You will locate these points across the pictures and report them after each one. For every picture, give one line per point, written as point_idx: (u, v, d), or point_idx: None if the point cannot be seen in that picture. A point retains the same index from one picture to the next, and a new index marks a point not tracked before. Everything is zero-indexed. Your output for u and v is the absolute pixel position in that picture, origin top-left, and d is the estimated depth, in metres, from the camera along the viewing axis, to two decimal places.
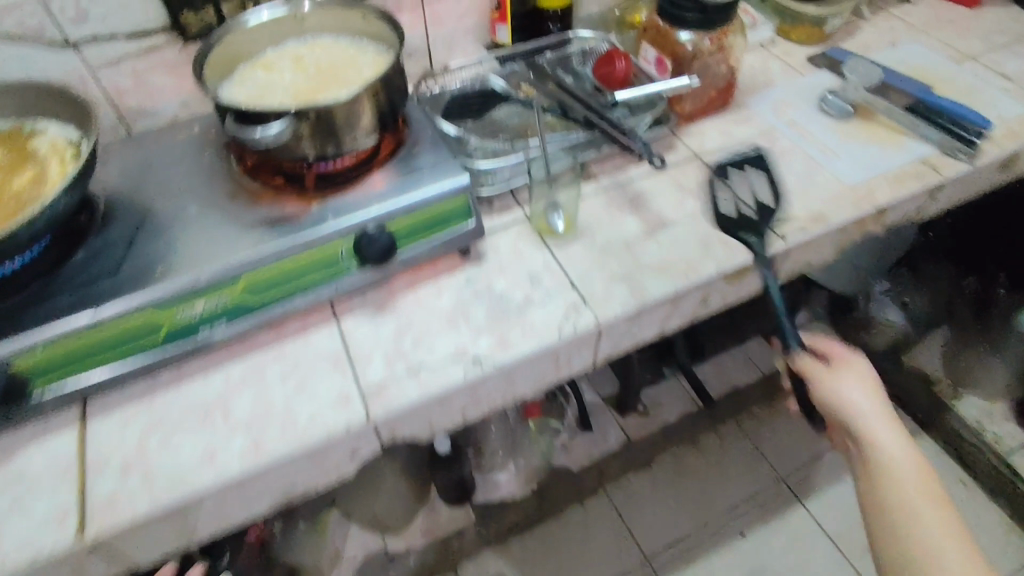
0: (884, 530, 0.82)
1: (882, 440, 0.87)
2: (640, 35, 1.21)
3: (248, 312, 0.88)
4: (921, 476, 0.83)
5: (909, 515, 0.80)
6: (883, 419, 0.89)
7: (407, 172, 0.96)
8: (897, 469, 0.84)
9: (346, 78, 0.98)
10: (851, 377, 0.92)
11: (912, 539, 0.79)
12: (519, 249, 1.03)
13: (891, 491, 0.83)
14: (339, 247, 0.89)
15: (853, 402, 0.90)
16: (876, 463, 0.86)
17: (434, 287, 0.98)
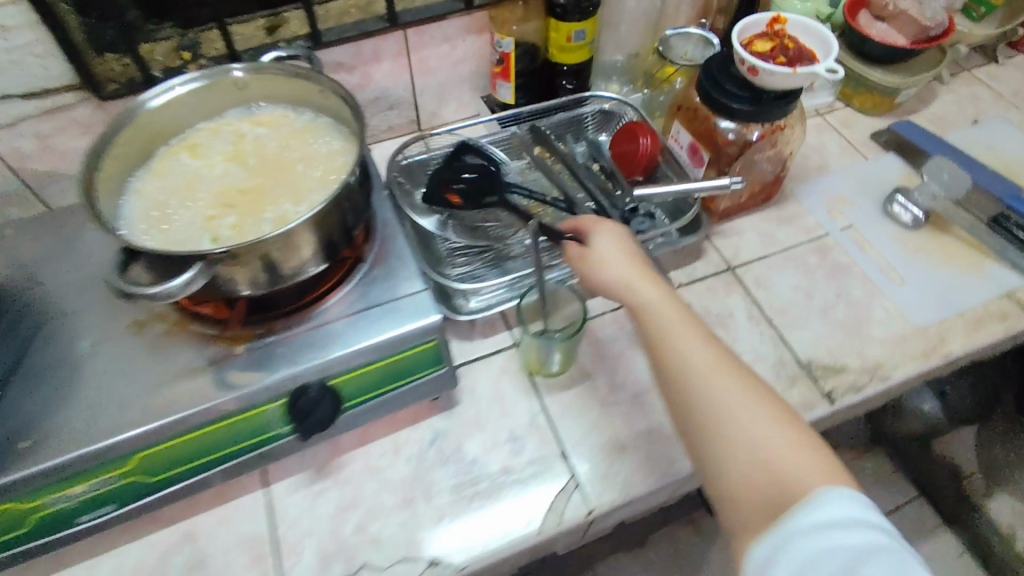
0: (700, 455, 0.62)
1: (677, 338, 0.66)
2: (673, 112, 0.98)
3: (145, 492, 0.70)
4: (707, 359, 0.64)
5: (723, 416, 0.61)
6: (670, 311, 0.68)
7: (365, 306, 0.77)
8: (675, 354, 0.65)
9: (295, 179, 0.77)
10: (608, 259, 0.74)
11: (727, 430, 0.60)
12: (502, 392, 0.84)
13: (716, 432, 0.61)
14: (266, 411, 0.71)
15: (630, 286, 0.71)
16: (670, 361, 0.65)
17: (391, 442, 0.80)
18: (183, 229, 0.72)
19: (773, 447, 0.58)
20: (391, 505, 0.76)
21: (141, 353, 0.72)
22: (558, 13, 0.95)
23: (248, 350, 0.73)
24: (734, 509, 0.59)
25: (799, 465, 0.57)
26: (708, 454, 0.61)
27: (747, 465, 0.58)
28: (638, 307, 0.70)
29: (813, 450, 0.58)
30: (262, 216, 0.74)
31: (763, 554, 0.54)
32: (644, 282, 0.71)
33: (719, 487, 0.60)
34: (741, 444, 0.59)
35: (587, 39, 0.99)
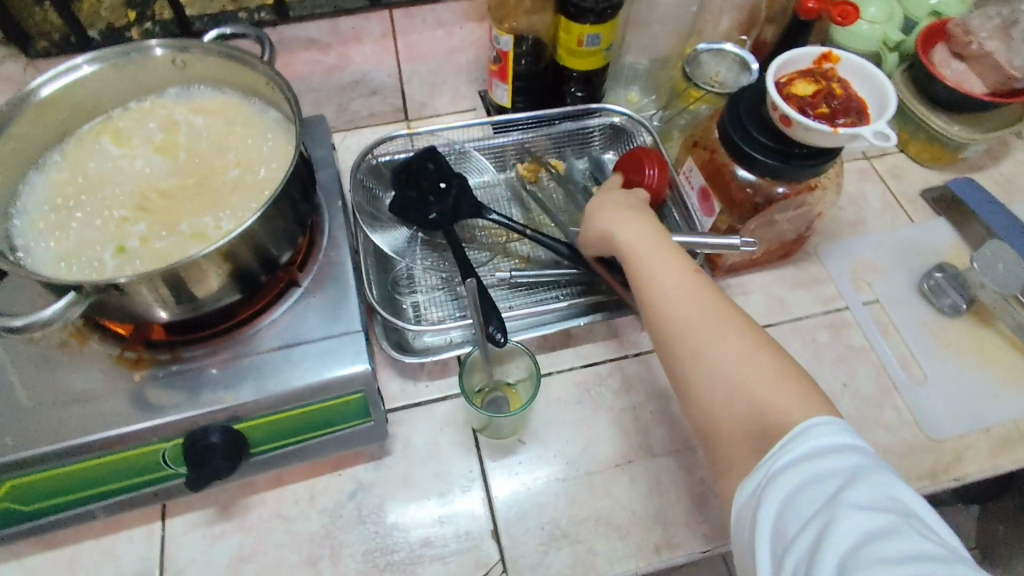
0: (669, 353, 0.59)
1: (650, 261, 0.64)
2: (688, 147, 0.84)
3: (21, 518, 0.62)
4: (671, 274, 0.62)
5: (694, 338, 0.57)
6: (648, 241, 0.67)
7: (288, 343, 0.66)
8: (654, 278, 0.63)
9: (225, 184, 0.67)
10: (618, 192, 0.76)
11: (696, 349, 0.57)
12: (440, 448, 0.73)
13: (667, 292, 0.61)
14: (156, 449, 0.62)
15: (617, 239, 0.69)
16: (641, 274, 0.64)
17: (306, 488, 0.70)
18: (87, 232, 0.63)
19: (751, 376, 0.53)
20: (292, 564, 0.66)
21: (30, 362, 0.64)
22: (572, 12, 0.81)
23: (144, 381, 0.63)
24: (720, 439, 0.54)
25: (759, 379, 0.53)
26: (688, 385, 0.57)
27: (728, 394, 0.54)
28: (618, 245, 0.68)
29: (788, 381, 0.53)
30: (179, 227, 0.64)
31: (751, 488, 0.48)
32: (630, 227, 0.68)
33: (687, 384, 0.57)
34: (718, 357, 0.55)
35: (603, 44, 0.84)
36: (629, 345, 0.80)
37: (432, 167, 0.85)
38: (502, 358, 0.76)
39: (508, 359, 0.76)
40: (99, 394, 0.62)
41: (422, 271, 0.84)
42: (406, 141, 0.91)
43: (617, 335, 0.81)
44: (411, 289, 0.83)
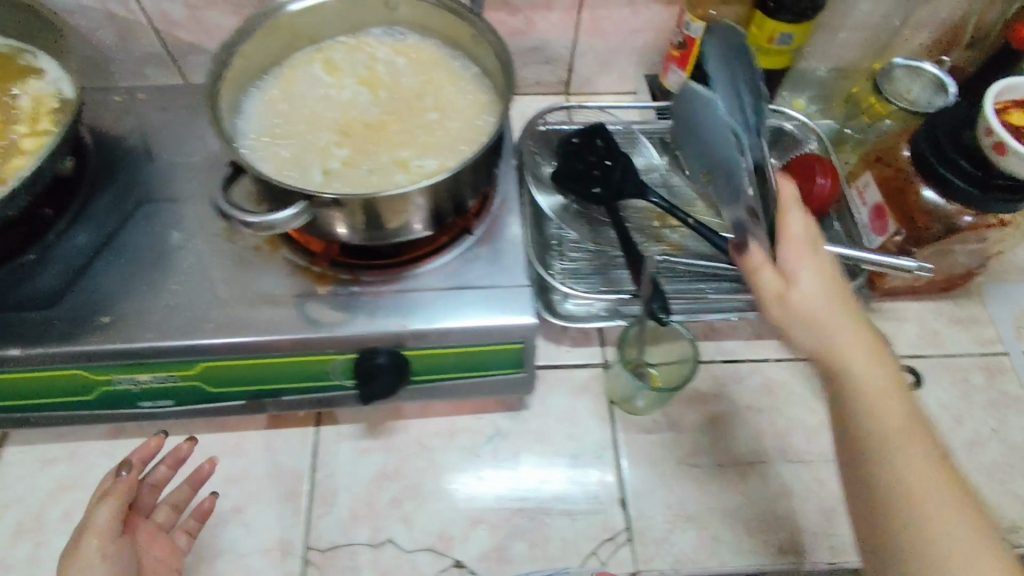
0: (853, 459, 0.50)
1: (833, 339, 0.51)
2: (867, 162, 0.82)
3: (201, 398, 0.67)
4: (832, 313, 0.51)
5: (880, 433, 0.49)
6: (833, 286, 0.52)
7: (461, 284, 0.68)
8: (802, 326, 0.51)
9: (425, 126, 0.69)
10: (792, 237, 0.53)
11: (876, 476, 0.49)
12: (576, 412, 0.75)
13: (853, 364, 0.50)
14: (332, 361, 0.66)
15: (822, 331, 0.51)
16: (804, 321, 0.51)
17: (449, 422, 0.74)
18: (295, 150, 0.66)
19: (905, 481, 0.48)
20: (431, 491, 0.70)
21: (224, 259, 0.68)
22: (769, 7, 0.79)
23: (326, 295, 0.66)
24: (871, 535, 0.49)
25: (916, 474, 0.48)
26: (887, 536, 0.47)
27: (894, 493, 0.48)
28: (798, 276, 0.52)
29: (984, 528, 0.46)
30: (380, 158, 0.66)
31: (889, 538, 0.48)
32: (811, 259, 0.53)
33: (866, 497, 0.49)
34: (893, 445, 0.49)
35: (792, 44, 0.82)
36: (770, 348, 0.81)
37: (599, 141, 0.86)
38: (658, 339, 0.77)
39: (665, 343, 0.77)
40: (287, 299, 0.66)
41: (571, 240, 0.86)
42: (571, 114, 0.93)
43: (758, 337, 0.82)
44: (560, 256, 0.84)
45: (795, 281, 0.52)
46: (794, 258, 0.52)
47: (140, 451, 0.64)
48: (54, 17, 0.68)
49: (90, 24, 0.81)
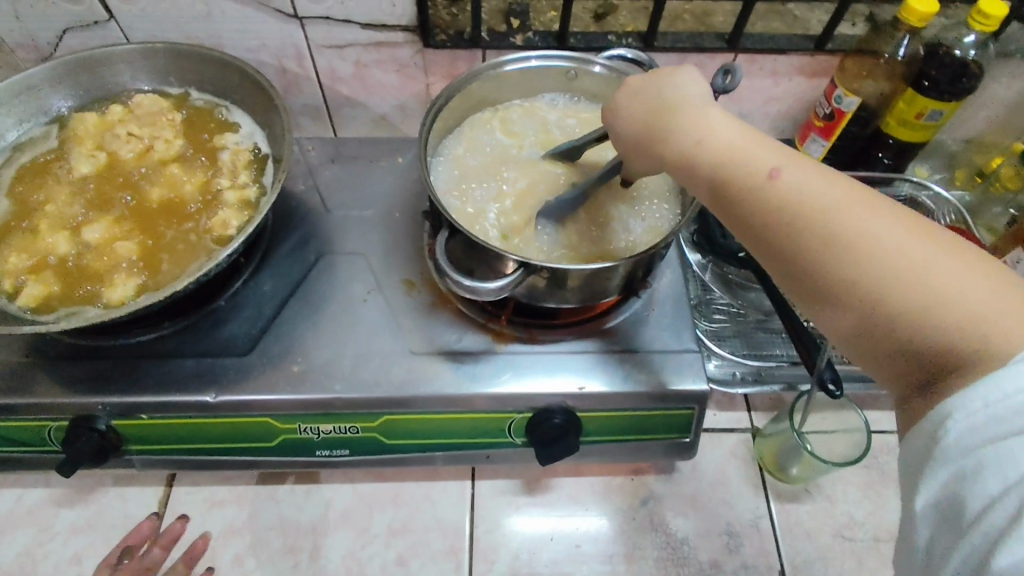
0: (819, 305, 0.44)
1: (718, 140, 0.49)
2: (1018, 240, 0.82)
3: (376, 449, 0.69)
4: (753, 143, 0.48)
5: (813, 216, 0.44)
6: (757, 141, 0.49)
7: (631, 348, 0.70)
8: (751, 199, 0.46)
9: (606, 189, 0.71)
10: (675, 81, 0.54)
11: (849, 279, 0.42)
12: (728, 478, 0.76)
13: (763, 194, 0.46)
14: (508, 419, 0.67)
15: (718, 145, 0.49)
16: (687, 139, 0.50)
17: (603, 482, 0.75)
18: (482, 207, 0.70)
19: (953, 282, 0.39)
20: (590, 554, 0.71)
21: (405, 312, 0.71)
22: (924, 84, 0.80)
23: (504, 352, 0.68)
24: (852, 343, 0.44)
25: (970, 286, 0.39)
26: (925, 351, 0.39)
27: (897, 293, 0.40)
28: (683, 121, 0.51)
29: (964, 258, 0.40)
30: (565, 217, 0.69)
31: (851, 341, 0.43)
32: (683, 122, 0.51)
33: (874, 332, 0.41)
34: (894, 261, 0.40)
35: (940, 121, 0.83)
36: None
37: None
38: (820, 406, 0.77)
39: (825, 411, 0.77)
40: (469, 356, 0.68)
41: (713, 301, 0.85)
42: None
43: None
44: (704, 316, 0.83)
45: (692, 123, 0.50)
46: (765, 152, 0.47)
47: (134, 536, 0.63)
48: (275, 92, 0.70)
49: None
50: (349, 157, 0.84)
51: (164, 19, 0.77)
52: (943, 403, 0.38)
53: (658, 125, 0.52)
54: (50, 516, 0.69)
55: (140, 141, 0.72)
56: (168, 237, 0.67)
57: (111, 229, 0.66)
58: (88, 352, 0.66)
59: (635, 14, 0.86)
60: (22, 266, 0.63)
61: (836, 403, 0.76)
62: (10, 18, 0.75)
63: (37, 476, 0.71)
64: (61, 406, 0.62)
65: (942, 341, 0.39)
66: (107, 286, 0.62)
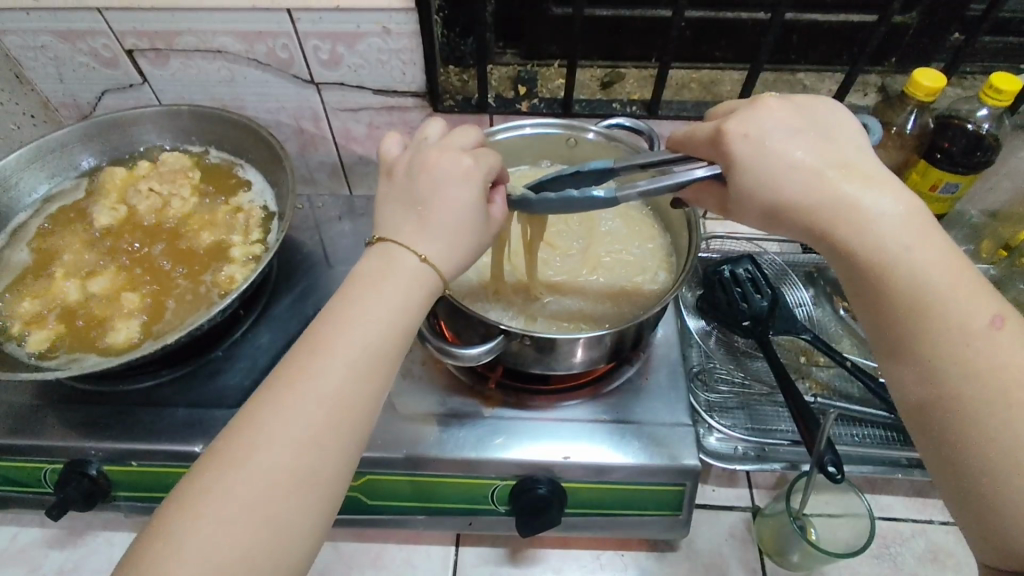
0: (934, 438, 0.42)
1: (913, 252, 0.43)
2: None
3: (360, 508, 0.68)
4: (951, 274, 0.43)
5: (986, 370, 0.40)
6: (957, 268, 0.43)
7: (622, 418, 0.68)
8: (950, 330, 0.41)
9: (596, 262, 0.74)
10: (871, 162, 0.47)
11: (992, 453, 0.39)
12: (725, 561, 0.72)
13: (948, 332, 0.41)
14: (490, 486, 0.66)
15: (913, 253, 0.43)
16: (869, 233, 0.44)
17: (591, 556, 0.72)
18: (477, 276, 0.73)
19: None
20: None
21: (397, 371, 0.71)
22: (935, 156, 0.79)
23: (492, 416, 0.67)
24: (957, 490, 0.41)
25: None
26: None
27: None
28: (874, 209, 0.44)
29: None
30: (558, 289, 0.71)
31: (958, 490, 0.41)
32: (876, 205, 0.44)
33: (995, 509, 0.39)
34: None
35: (956, 194, 0.81)
36: (933, 509, 0.75)
37: (750, 273, 0.84)
38: (822, 487, 0.72)
39: (828, 494, 0.73)
40: (456, 418, 0.67)
41: (715, 370, 0.81)
42: (716, 243, 0.94)
43: (918, 494, 0.76)
44: (705, 386, 0.80)
45: (880, 217, 0.44)
46: (960, 284, 0.42)
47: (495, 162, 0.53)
48: (281, 150, 0.74)
49: (280, 137, 0.90)
50: (358, 213, 0.87)
51: (193, 84, 0.82)
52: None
53: (830, 198, 0.45)
54: (39, 555, 0.71)
55: (159, 196, 0.77)
56: (173, 287, 0.70)
57: (119, 281, 0.70)
58: (87, 398, 0.68)
59: (641, 82, 0.87)
60: (32, 311, 0.66)
61: (846, 488, 0.71)
62: (55, 79, 0.82)
63: (32, 515, 0.73)
64: (56, 448, 0.65)
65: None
66: (108, 333, 0.65)
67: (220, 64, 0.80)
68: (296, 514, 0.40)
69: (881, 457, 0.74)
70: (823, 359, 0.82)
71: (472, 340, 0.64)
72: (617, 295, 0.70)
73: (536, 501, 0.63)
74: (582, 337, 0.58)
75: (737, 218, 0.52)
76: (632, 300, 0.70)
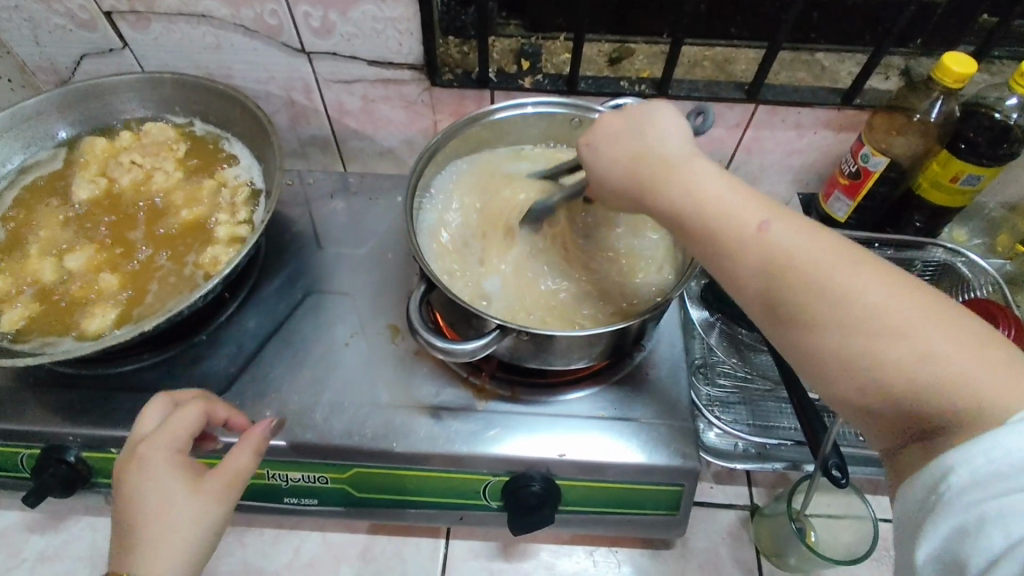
0: (799, 354, 0.45)
1: (694, 194, 0.48)
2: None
3: (347, 501, 0.66)
4: (722, 196, 0.47)
5: (797, 271, 0.44)
6: (731, 191, 0.48)
7: (620, 415, 0.65)
8: (750, 256, 0.45)
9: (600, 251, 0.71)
10: (660, 131, 0.52)
11: (834, 339, 0.42)
12: (721, 560, 0.70)
13: (752, 255, 0.45)
14: (482, 482, 0.64)
15: (697, 197, 0.48)
16: (675, 197, 0.49)
17: (584, 551, 0.71)
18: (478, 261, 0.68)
19: (939, 341, 0.40)
20: None
21: (389, 360, 0.68)
22: (959, 146, 0.75)
23: (485, 410, 0.65)
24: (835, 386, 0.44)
25: (945, 343, 0.40)
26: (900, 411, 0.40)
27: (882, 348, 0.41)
28: (673, 171, 0.49)
29: (953, 316, 0.41)
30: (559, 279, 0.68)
31: (830, 388, 0.44)
32: (661, 170, 0.49)
33: (863, 389, 0.42)
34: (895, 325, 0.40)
35: (978, 186, 0.77)
36: None
37: None
38: (824, 489, 0.71)
39: (829, 495, 0.71)
40: (448, 411, 0.64)
41: (718, 363, 0.79)
42: None
43: None
44: (707, 380, 0.77)
45: (685, 178, 0.49)
46: (744, 201, 0.47)
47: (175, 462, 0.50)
48: (269, 124, 0.70)
49: (269, 109, 0.85)
50: (351, 191, 0.83)
51: (176, 49, 0.78)
52: (931, 462, 0.39)
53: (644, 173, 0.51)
54: (19, 541, 0.69)
55: (141, 169, 0.73)
56: (154, 268, 0.66)
57: (97, 259, 0.67)
58: (66, 382, 0.65)
59: (651, 59, 0.82)
60: (6, 289, 0.63)
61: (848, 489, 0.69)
62: (30, 42, 0.77)
63: (11, 499, 0.71)
64: (33, 434, 0.62)
65: (930, 390, 0.39)
66: (84, 316, 0.62)
67: (205, 29, 0.75)
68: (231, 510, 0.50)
69: (885, 459, 0.71)
70: None
71: (469, 335, 0.60)
72: (620, 287, 0.67)
73: (529, 499, 0.61)
74: (582, 334, 0.55)
75: (601, 196, 0.56)
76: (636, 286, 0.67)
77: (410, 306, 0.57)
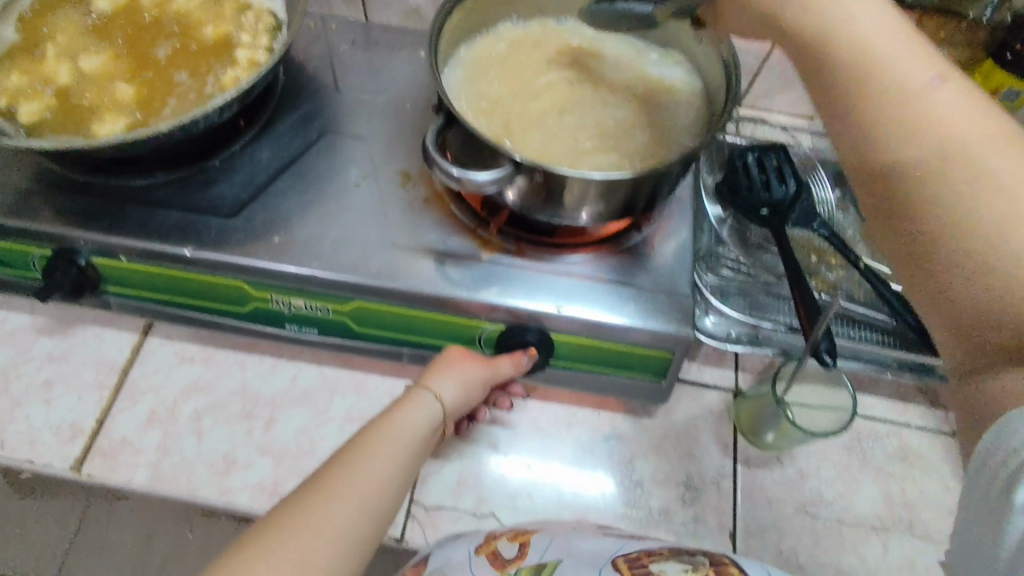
0: (887, 237, 0.42)
1: (854, 21, 0.44)
2: None
3: (347, 334, 0.68)
4: (893, 38, 0.43)
5: (936, 130, 0.40)
6: (905, 43, 0.43)
7: (620, 280, 0.66)
8: (888, 104, 0.41)
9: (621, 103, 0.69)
10: None
11: (935, 200, 0.39)
12: (699, 433, 0.73)
13: (890, 104, 0.41)
14: (478, 329, 0.65)
15: (860, 36, 0.43)
16: (812, 18, 0.45)
17: (569, 411, 0.73)
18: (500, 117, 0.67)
19: None
20: (541, 478, 0.69)
21: (398, 205, 0.69)
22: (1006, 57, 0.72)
23: (488, 261, 0.66)
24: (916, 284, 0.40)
25: None
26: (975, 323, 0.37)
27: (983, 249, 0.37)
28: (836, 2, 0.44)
29: None
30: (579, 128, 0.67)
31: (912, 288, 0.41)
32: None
33: (953, 290, 0.38)
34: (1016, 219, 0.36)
35: (1016, 102, 0.75)
36: (913, 414, 0.76)
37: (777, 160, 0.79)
38: (809, 378, 0.73)
39: (813, 384, 0.73)
40: (452, 256, 0.65)
41: (723, 254, 0.79)
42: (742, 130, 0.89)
43: (901, 398, 0.77)
44: (710, 269, 0.78)
45: (844, 9, 0.44)
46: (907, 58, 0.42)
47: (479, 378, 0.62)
48: None
49: None
50: (373, 42, 0.81)
51: None
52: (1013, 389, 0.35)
53: (784, 13, 0.47)
54: (28, 340, 0.71)
55: None
56: (169, 84, 0.66)
57: (113, 68, 0.66)
58: (79, 189, 0.66)
59: None
60: (22, 87, 0.63)
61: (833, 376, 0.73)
62: None
63: (24, 302, 0.73)
64: (44, 233, 0.63)
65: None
66: (98, 120, 0.62)
67: None
68: (459, 395, 0.60)
69: (871, 358, 0.73)
70: (836, 259, 0.78)
71: None
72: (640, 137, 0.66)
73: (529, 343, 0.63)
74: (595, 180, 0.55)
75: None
76: (655, 128, 0.67)
77: (426, 137, 0.57)
